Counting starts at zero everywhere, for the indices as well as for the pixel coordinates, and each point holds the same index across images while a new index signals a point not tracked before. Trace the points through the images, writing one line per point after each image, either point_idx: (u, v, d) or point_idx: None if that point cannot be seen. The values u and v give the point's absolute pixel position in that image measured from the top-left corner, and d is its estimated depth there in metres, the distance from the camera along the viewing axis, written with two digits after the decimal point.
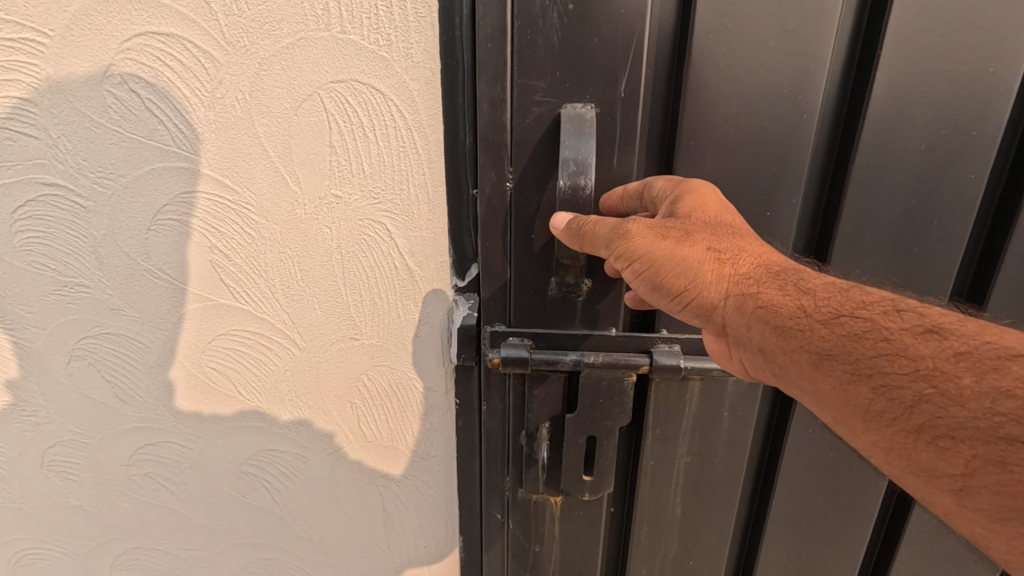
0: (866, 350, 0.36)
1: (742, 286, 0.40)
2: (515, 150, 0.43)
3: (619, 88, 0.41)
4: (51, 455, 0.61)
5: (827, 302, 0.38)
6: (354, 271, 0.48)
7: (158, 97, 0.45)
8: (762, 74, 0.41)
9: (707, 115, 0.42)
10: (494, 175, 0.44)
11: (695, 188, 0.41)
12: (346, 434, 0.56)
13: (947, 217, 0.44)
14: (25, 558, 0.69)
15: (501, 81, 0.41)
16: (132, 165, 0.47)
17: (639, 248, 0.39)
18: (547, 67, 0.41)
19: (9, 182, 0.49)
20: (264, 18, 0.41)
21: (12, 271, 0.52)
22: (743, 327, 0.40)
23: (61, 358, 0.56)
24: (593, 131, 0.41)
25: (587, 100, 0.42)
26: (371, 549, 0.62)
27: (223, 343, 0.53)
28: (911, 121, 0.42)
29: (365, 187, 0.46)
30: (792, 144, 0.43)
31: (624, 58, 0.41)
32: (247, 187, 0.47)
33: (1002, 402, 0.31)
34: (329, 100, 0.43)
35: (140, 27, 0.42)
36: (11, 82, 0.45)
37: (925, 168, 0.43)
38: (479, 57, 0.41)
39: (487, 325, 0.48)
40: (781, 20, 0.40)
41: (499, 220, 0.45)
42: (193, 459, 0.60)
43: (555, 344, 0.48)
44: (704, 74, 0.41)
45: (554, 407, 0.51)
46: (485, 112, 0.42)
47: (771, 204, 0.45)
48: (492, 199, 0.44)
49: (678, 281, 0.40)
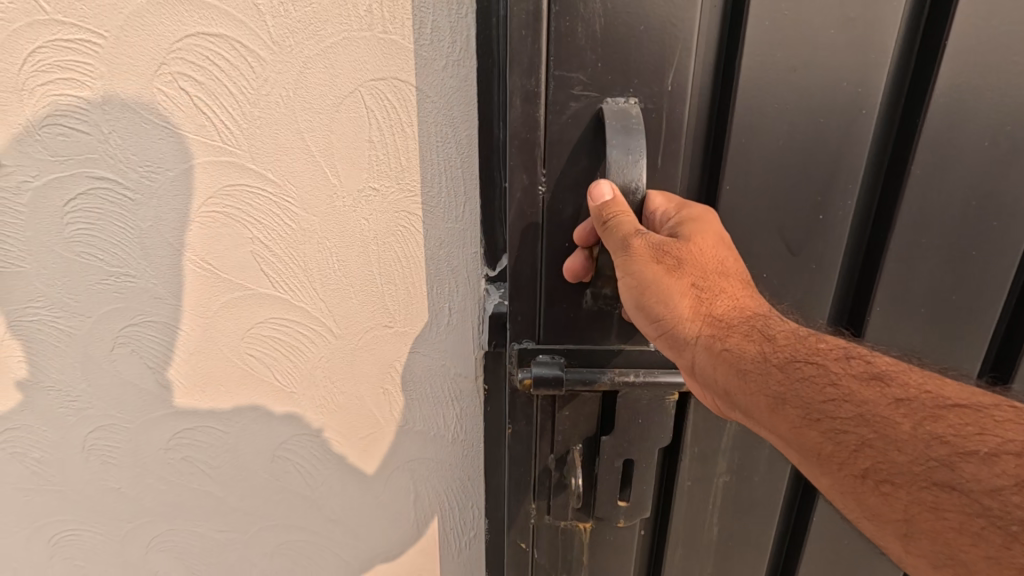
0: (821, 393, 0.38)
1: (717, 327, 0.42)
2: (549, 149, 0.44)
3: (655, 88, 0.44)
4: (93, 439, 0.64)
5: (785, 347, 0.40)
6: (391, 262, 0.51)
7: (206, 95, 0.47)
8: (818, 85, 0.44)
9: (764, 122, 0.45)
10: (527, 178, 0.45)
11: (697, 217, 0.44)
12: (380, 419, 0.58)
13: (1004, 219, 0.48)
14: (63, 540, 0.71)
15: (535, 73, 0.42)
16: (180, 160, 0.49)
17: (634, 267, 0.42)
18: (587, 57, 0.42)
19: (60, 176, 0.51)
20: (310, 19, 0.43)
21: (61, 260, 0.55)
22: (710, 367, 0.42)
23: (105, 345, 0.59)
24: (637, 127, 0.42)
25: (628, 96, 0.43)
26: (400, 532, 0.64)
27: (263, 329, 0.55)
28: (969, 128, 0.45)
29: (402, 180, 0.48)
30: (849, 140, 0.46)
31: (660, 60, 0.43)
32: (290, 180, 0.49)
33: (939, 449, 0.34)
34: (369, 98, 0.45)
35: (191, 29, 0.45)
36: (68, 81, 0.48)
37: (982, 174, 0.47)
38: (512, 53, 0.41)
39: (514, 342, 0.49)
40: (838, 25, 0.42)
41: (528, 225, 0.46)
42: (229, 443, 0.62)
43: (587, 358, 0.50)
44: (759, 83, 0.44)
45: (587, 429, 0.52)
46: (519, 107, 0.43)
47: (825, 209, 0.48)
48: (524, 203, 0.45)
49: (657, 306, 0.42)
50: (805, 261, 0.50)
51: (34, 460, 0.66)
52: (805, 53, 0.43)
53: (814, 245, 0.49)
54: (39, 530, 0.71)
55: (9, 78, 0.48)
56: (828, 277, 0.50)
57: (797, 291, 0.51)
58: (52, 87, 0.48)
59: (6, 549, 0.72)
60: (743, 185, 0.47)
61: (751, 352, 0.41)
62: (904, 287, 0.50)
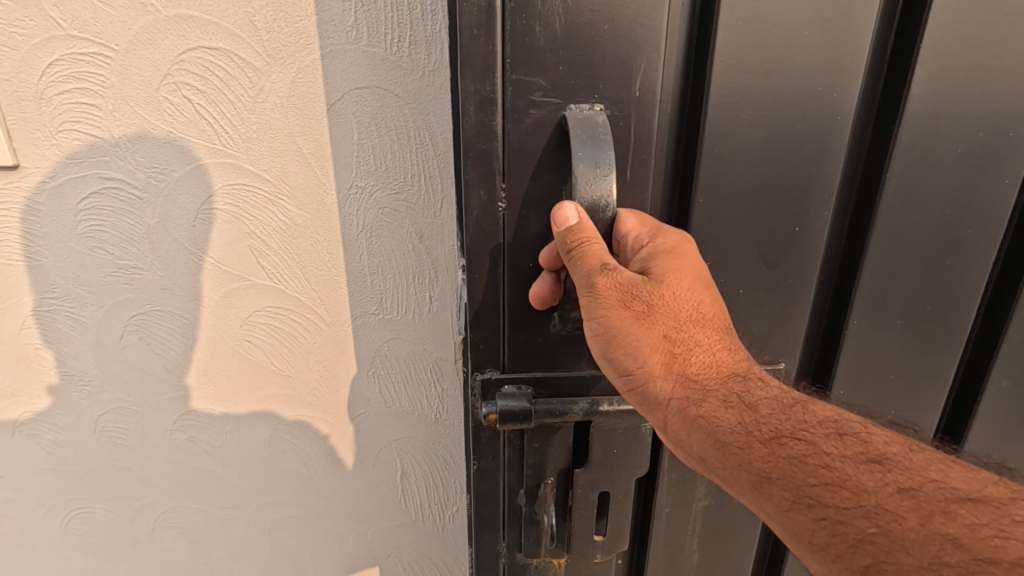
0: (810, 475, 0.39)
1: (692, 389, 0.44)
2: (510, 162, 0.45)
3: (621, 94, 0.44)
4: (104, 421, 0.69)
5: (767, 420, 0.42)
6: (377, 254, 0.55)
7: (207, 102, 0.51)
8: (794, 94, 0.46)
9: (738, 131, 0.46)
10: (484, 196, 0.45)
11: (671, 251, 0.45)
12: (369, 402, 0.62)
13: (978, 226, 0.51)
14: (76, 517, 0.76)
15: (490, 79, 0.42)
16: (184, 161, 0.54)
17: (602, 317, 0.43)
18: (549, 56, 0.42)
19: (74, 176, 0.56)
20: (301, 34, 0.48)
21: (74, 254, 0.60)
22: (685, 431, 0.43)
23: (115, 333, 0.63)
24: (603, 138, 0.43)
25: (594, 102, 0.44)
26: (388, 509, 0.68)
27: (260, 317, 0.60)
28: (942, 135, 0.48)
29: (385, 179, 0.52)
30: (825, 145, 0.48)
31: (624, 66, 0.44)
32: (282, 179, 0.53)
33: (940, 546, 0.35)
34: (354, 104, 0.50)
35: (193, 43, 0.49)
36: (82, 90, 0.52)
37: (959, 180, 0.49)
38: (465, 57, 0.41)
39: (479, 373, 0.51)
40: (812, 28, 0.44)
41: (488, 243, 0.47)
42: (231, 425, 0.67)
43: (555, 386, 0.52)
44: (734, 92, 0.45)
45: (561, 463, 0.55)
46: (474, 115, 0.43)
47: (800, 221, 0.50)
48: (483, 222, 0.46)
49: (626, 360, 0.44)
50: (783, 273, 0.52)
51: (50, 442, 0.71)
52: (779, 62, 0.45)
53: (792, 256, 0.51)
54: (55, 507, 0.75)
55: (28, 86, 0.53)
56: (807, 286, 0.53)
57: (778, 299, 0.53)
58: (67, 96, 0.53)
59: (23, 526, 0.77)
60: (722, 195, 0.48)
61: (730, 421, 0.42)
62: (883, 295, 0.53)
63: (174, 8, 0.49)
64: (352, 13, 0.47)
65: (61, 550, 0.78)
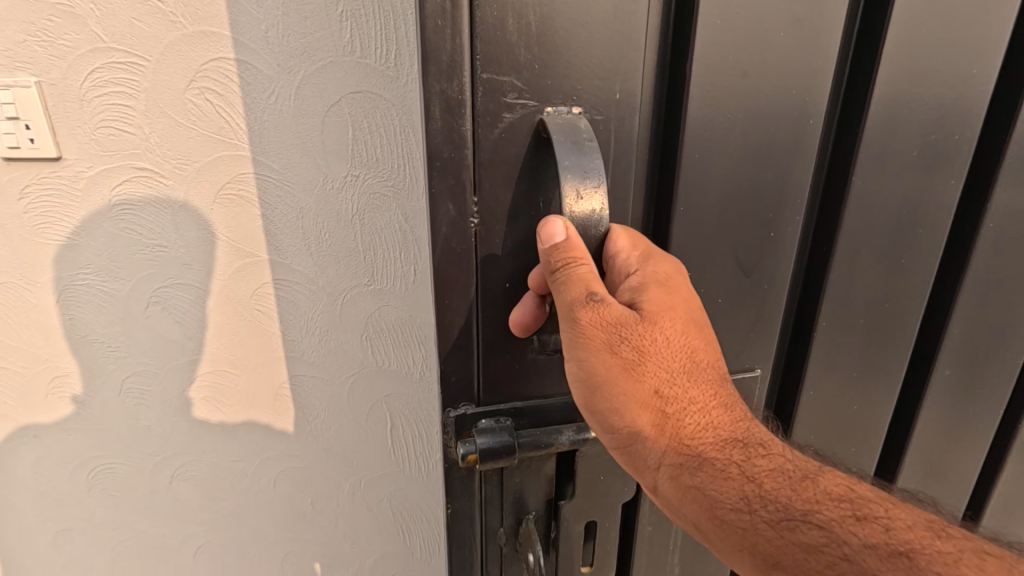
0: (826, 565, 0.38)
1: (687, 452, 0.41)
2: (484, 170, 0.39)
3: (600, 95, 0.41)
4: (129, 383, 0.78)
5: (767, 492, 0.40)
6: (370, 232, 0.65)
7: (225, 103, 0.61)
8: (773, 97, 0.45)
9: (712, 134, 0.44)
10: (454, 210, 0.39)
11: (663, 283, 0.42)
12: (363, 362, 0.72)
13: (928, 225, 0.53)
14: (101, 473, 0.85)
15: (458, 77, 0.37)
16: (205, 154, 0.64)
17: (591, 364, 0.40)
18: (522, 55, 0.37)
19: (110, 167, 0.66)
20: (305, 46, 0.58)
21: (108, 234, 0.69)
22: (677, 497, 0.41)
23: (141, 304, 0.73)
24: (591, 144, 0.38)
25: (570, 106, 0.40)
26: (379, 458, 0.78)
27: (268, 288, 0.70)
28: (897, 139, 0.49)
29: (377, 169, 0.62)
30: (797, 143, 0.47)
31: (602, 66, 0.40)
32: (288, 169, 0.63)
33: None
34: (350, 106, 0.60)
35: (215, 54, 0.59)
36: (119, 93, 0.62)
37: (913, 181, 0.51)
38: (428, 48, 0.35)
39: (451, 410, 0.45)
40: (786, 26, 0.43)
41: (458, 264, 0.41)
42: (242, 385, 0.76)
43: (535, 415, 0.48)
44: (713, 98, 0.43)
45: (543, 494, 0.51)
46: (439, 119, 0.37)
47: (775, 226, 0.50)
48: (452, 240, 0.40)
49: (613, 416, 0.41)
50: (755, 280, 0.51)
51: (78, 403, 0.80)
52: (758, 65, 0.43)
53: (765, 263, 0.51)
54: (83, 464, 0.85)
55: (72, 90, 0.62)
56: (778, 293, 0.53)
57: (752, 308, 0.52)
58: (106, 97, 0.62)
59: (52, 483, 0.87)
60: (696, 202, 0.46)
61: (730, 493, 0.40)
62: (844, 298, 0.54)
63: (198, 25, 0.58)
64: (347, 29, 0.57)
65: (87, 504, 0.88)
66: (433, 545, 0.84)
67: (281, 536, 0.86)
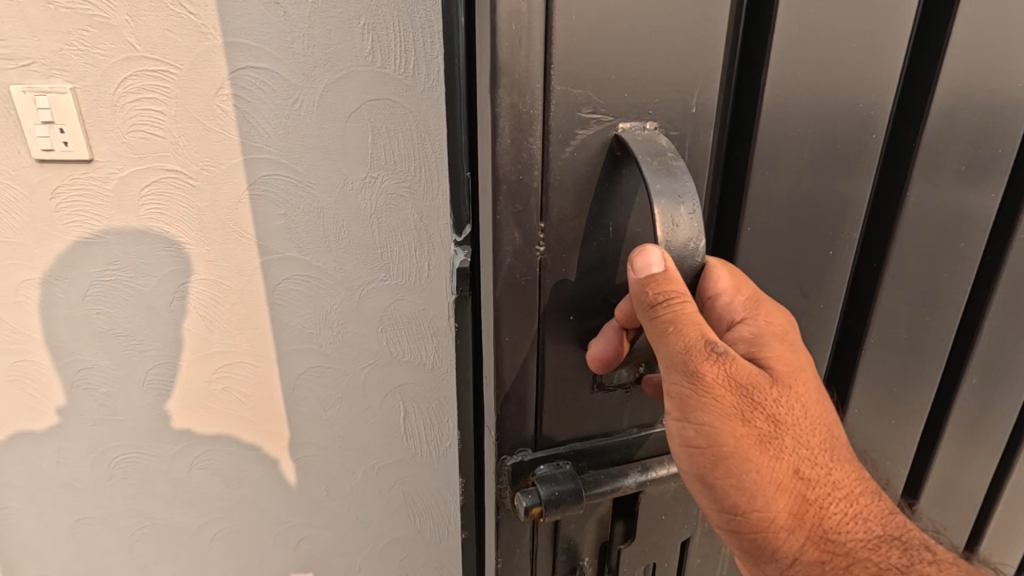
0: None
1: (807, 513, 0.40)
2: (553, 192, 0.37)
3: (675, 109, 0.39)
4: (152, 375, 0.82)
5: (882, 548, 0.41)
6: (387, 230, 0.69)
7: (250, 108, 0.65)
8: (842, 112, 0.44)
9: (782, 151, 0.43)
10: (520, 236, 0.38)
11: (776, 336, 0.42)
12: (378, 354, 0.76)
13: (973, 240, 0.53)
14: (121, 462, 0.89)
15: (529, 91, 0.34)
16: (231, 156, 0.68)
17: (718, 422, 0.39)
18: (599, 69, 0.36)
19: (140, 168, 0.69)
20: (328, 56, 0.62)
21: (136, 232, 0.73)
22: (798, 559, 0.40)
23: (166, 298, 0.77)
24: (678, 165, 0.36)
25: (645, 120, 0.38)
26: (392, 446, 0.82)
27: (287, 284, 0.73)
28: (952, 154, 0.48)
29: (394, 171, 0.67)
30: (863, 158, 0.46)
31: (676, 74, 0.38)
32: (310, 171, 0.67)
33: None
34: (369, 112, 0.64)
35: (242, 63, 0.63)
36: (151, 99, 0.66)
37: (964, 196, 0.50)
38: (500, 60, 0.33)
39: (509, 458, 0.44)
40: (853, 35, 0.41)
41: (522, 293, 0.39)
42: (261, 375, 0.80)
43: (594, 456, 0.47)
44: (786, 113, 0.42)
45: (599, 534, 0.51)
46: (509, 137, 0.35)
47: (835, 244, 0.49)
48: (518, 269, 0.38)
49: (737, 477, 0.39)
50: (814, 300, 0.51)
51: (102, 394, 0.84)
52: (828, 72, 0.42)
53: (823, 282, 0.50)
54: (103, 453, 0.88)
55: (105, 96, 0.66)
56: (831, 311, 0.52)
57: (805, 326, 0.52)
58: (137, 103, 0.66)
59: (73, 472, 0.90)
60: (759, 221, 0.45)
61: (846, 549, 0.40)
62: (892, 316, 0.53)
63: (227, 36, 0.62)
64: (368, 41, 0.61)
65: (106, 493, 0.91)
66: (440, 530, 0.88)
67: (295, 522, 0.90)
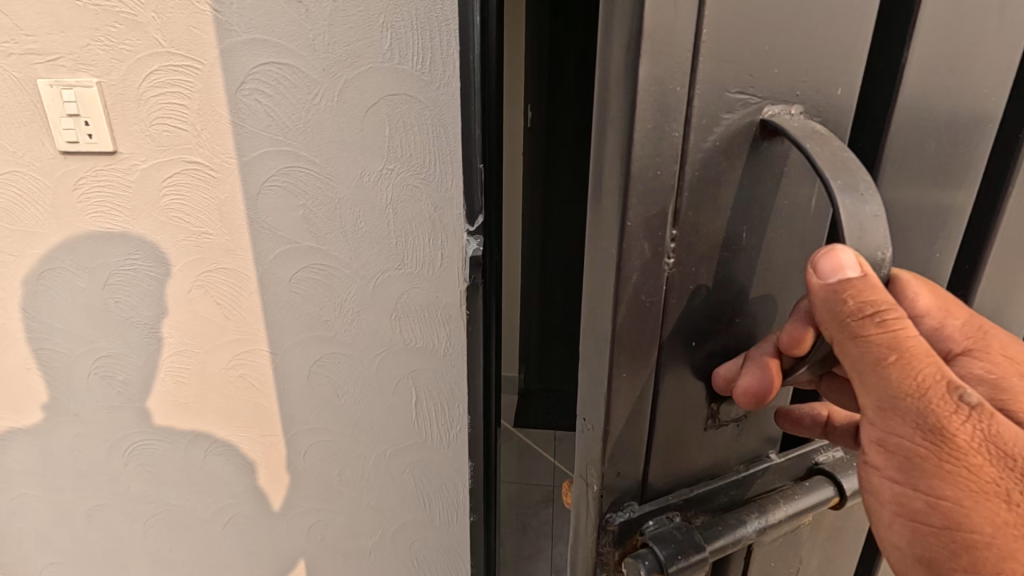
0: None
1: None
2: (688, 193, 0.31)
3: (820, 91, 0.33)
4: (170, 362, 0.84)
5: None
6: (402, 221, 0.72)
7: (272, 102, 0.68)
8: (970, 98, 0.38)
9: (908, 140, 0.37)
10: (651, 245, 0.31)
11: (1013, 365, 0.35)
12: (392, 340, 0.79)
13: None
14: (137, 449, 0.91)
15: (672, 65, 0.28)
16: (252, 149, 0.70)
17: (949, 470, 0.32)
18: (745, 41, 0.29)
19: (163, 161, 0.72)
20: (348, 53, 0.65)
21: (157, 222, 0.75)
22: None
23: (185, 287, 0.79)
24: (848, 154, 0.30)
25: (792, 104, 0.32)
26: (404, 431, 0.85)
27: (304, 272, 0.76)
28: None
29: (409, 163, 0.69)
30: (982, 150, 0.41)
31: (820, 47, 0.32)
32: (328, 163, 0.70)
33: None
34: (387, 106, 0.67)
35: (265, 59, 0.66)
36: (175, 93, 0.68)
37: None
38: (646, 27, 0.27)
39: (615, 514, 0.38)
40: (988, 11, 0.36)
41: (648, 314, 0.33)
42: (277, 362, 0.82)
43: (704, 501, 0.41)
44: (917, 96, 0.36)
45: None
46: (651, 124, 0.28)
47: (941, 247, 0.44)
48: (645, 286, 0.32)
49: (970, 534, 0.33)
50: None
51: (120, 382, 0.86)
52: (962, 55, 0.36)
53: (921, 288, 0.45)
54: (121, 440, 0.90)
55: (130, 90, 0.68)
56: None
57: None
58: (162, 97, 0.68)
59: (89, 460, 0.92)
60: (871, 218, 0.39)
61: None
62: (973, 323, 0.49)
63: (251, 33, 0.65)
64: (387, 38, 0.64)
65: (122, 479, 0.93)
66: (449, 515, 0.90)
67: (308, 507, 0.92)
